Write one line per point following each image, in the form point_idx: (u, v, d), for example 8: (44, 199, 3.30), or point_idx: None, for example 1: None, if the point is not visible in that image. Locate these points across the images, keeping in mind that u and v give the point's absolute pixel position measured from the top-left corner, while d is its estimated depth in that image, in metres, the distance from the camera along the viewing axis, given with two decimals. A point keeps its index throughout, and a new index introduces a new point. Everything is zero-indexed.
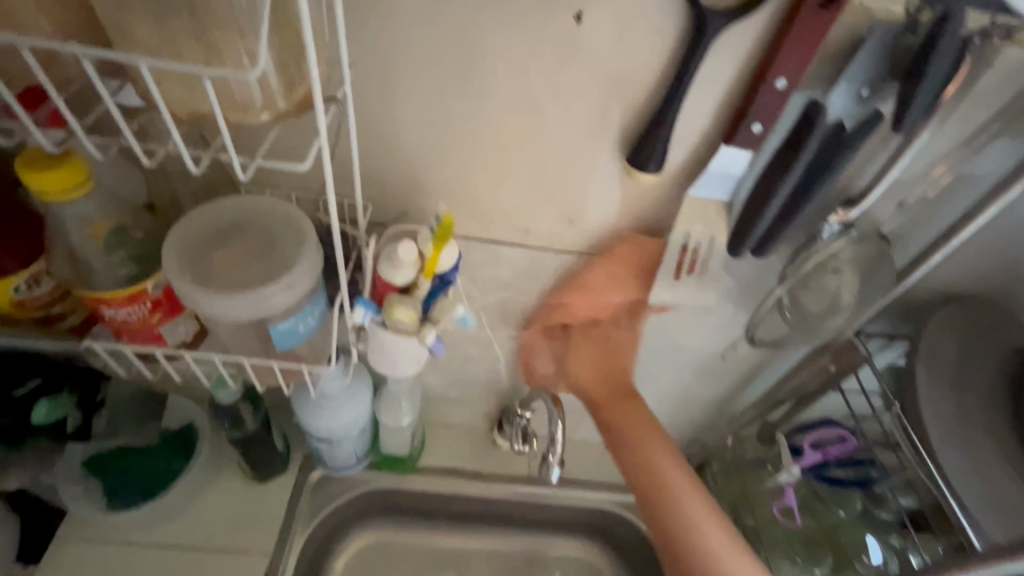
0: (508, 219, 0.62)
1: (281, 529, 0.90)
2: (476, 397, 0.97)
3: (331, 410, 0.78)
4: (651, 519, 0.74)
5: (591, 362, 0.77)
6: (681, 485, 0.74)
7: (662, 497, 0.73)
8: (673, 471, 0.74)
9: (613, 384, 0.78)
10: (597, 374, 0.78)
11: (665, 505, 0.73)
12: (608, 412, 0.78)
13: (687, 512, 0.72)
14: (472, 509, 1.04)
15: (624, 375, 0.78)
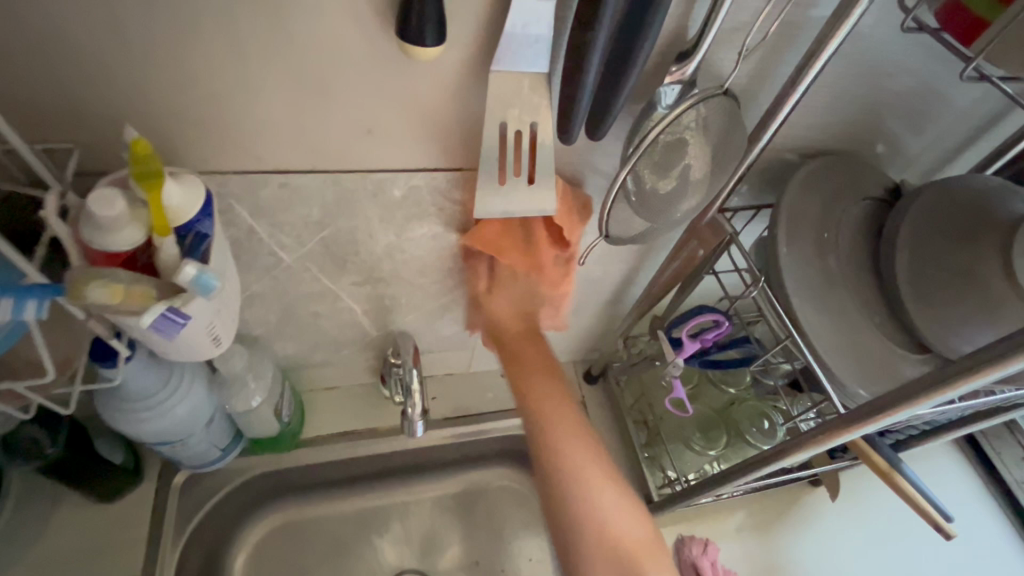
0: (293, 138, 0.49)
1: (149, 545, 0.78)
2: (349, 354, 0.86)
3: (149, 414, 0.64)
4: (532, 428, 0.71)
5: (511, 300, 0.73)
6: (549, 392, 0.73)
7: (546, 413, 0.71)
8: (561, 407, 0.72)
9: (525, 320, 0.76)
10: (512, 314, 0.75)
11: (549, 423, 0.71)
12: (518, 361, 0.74)
13: (569, 445, 0.69)
14: (377, 466, 0.98)
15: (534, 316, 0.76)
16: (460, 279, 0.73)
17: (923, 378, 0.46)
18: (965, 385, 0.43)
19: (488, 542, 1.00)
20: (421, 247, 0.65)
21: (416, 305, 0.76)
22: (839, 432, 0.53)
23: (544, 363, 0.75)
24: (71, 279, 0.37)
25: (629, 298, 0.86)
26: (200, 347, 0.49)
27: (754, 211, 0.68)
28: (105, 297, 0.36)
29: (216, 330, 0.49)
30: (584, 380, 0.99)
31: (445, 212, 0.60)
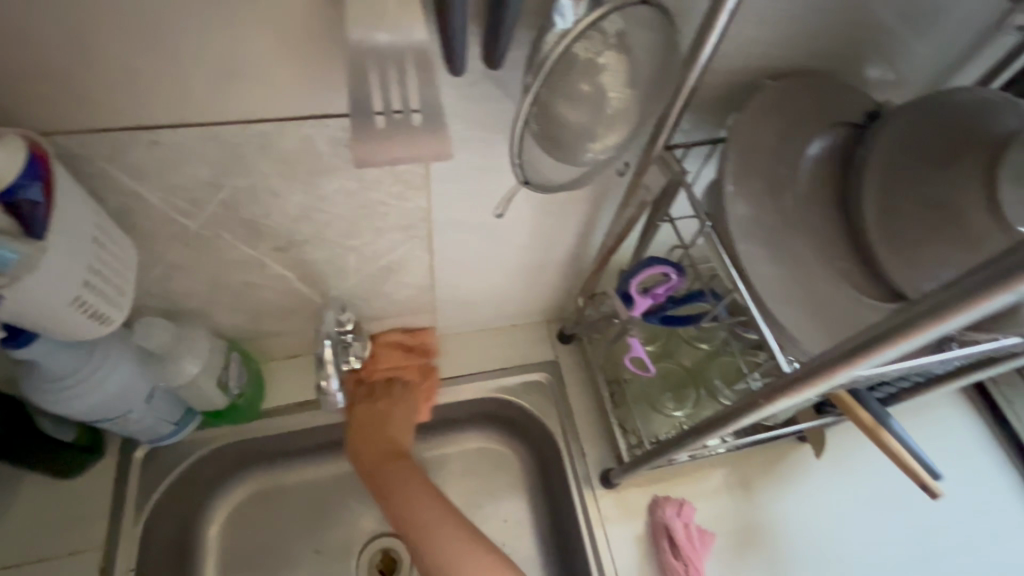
0: (149, 87, 0.43)
1: (113, 515, 0.78)
2: (300, 323, 0.83)
3: (80, 391, 0.62)
4: (415, 552, 0.74)
5: (367, 424, 0.83)
6: (419, 499, 0.77)
7: (418, 523, 0.75)
8: (427, 510, 0.76)
9: (377, 444, 0.83)
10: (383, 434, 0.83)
11: (429, 542, 0.74)
12: (380, 478, 0.80)
13: (454, 556, 0.72)
14: (344, 434, 0.96)
15: (388, 441, 0.83)
16: (395, 240, 0.68)
17: (860, 333, 0.40)
18: (900, 344, 0.37)
19: None
20: (339, 207, 0.60)
21: (355, 269, 0.72)
22: (781, 395, 0.48)
23: (405, 472, 0.80)
24: None
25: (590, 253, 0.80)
26: (86, 325, 0.46)
27: (712, 146, 0.60)
28: None
29: (96, 306, 0.45)
30: (558, 339, 0.95)
31: (351, 166, 0.54)
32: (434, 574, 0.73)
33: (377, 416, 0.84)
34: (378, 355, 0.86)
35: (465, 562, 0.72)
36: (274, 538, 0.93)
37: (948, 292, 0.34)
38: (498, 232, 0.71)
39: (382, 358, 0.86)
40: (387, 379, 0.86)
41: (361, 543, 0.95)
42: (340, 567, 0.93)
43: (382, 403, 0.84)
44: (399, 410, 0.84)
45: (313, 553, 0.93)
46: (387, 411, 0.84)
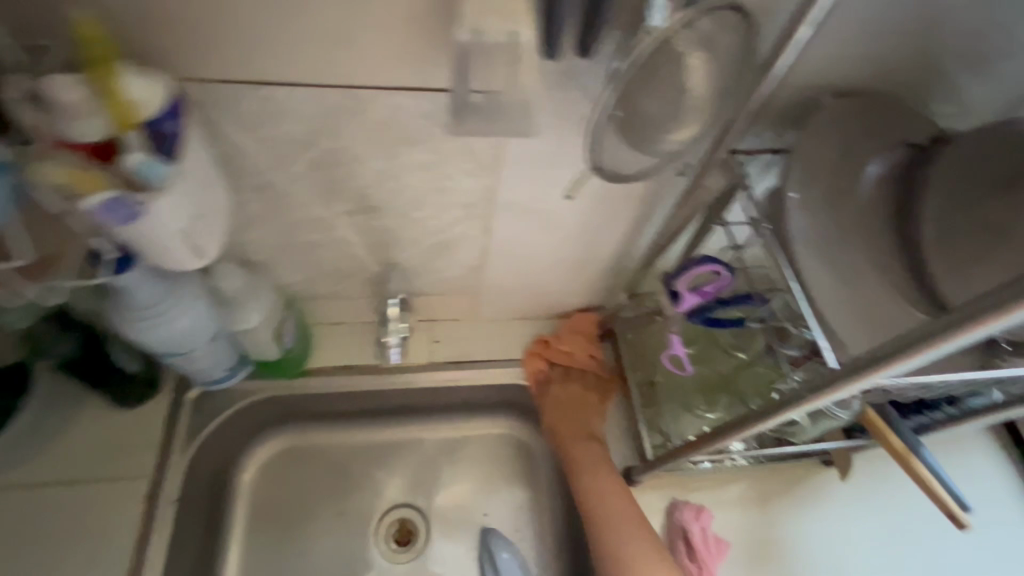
0: (269, 46, 0.47)
1: (162, 449, 0.84)
2: (352, 289, 0.87)
3: (160, 323, 0.67)
4: (592, 523, 0.82)
5: (564, 408, 0.91)
6: (607, 485, 0.83)
7: (602, 505, 0.82)
8: (613, 496, 0.82)
9: (573, 422, 0.89)
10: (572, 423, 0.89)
11: (608, 514, 0.81)
12: (573, 451, 0.87)
13: (627, 541, 0.79)
14: (379, 403, 1.00)
15: (585, 422, 0.90)
16: (457, 217, 0.72)
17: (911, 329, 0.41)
18: (957, 337, 0.38)
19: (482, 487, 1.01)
20: (413, 178, 0.64)
21: (414, 241, 0.76)
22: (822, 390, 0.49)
23: (596, 454, 0.86)
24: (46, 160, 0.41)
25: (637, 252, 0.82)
26: (181, 255, 0.50)
27: (774, 155, 0.62)
28: (66, 180, 0.40)
29: (197, 241, 0.50)
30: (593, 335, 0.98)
31: (433, 139, 0.58)
32: (608, 554, 0.79)
33: (560, 400, 0.91)
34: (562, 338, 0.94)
35: (639, 555, 0.77)
36: (301, 494, 0.97)
37: (1004, 289, 0.36)
38: (555, 221, 0.74)
39: (565, 341, 0.94)
40: (568, 368, 0.94)
41: (382, 509, 0.99)
42: (360, 530, 0.97)
43: (561, 392, 0.92)
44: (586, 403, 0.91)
45: (338, 514, 0.97)
46: (574, 402, 0.91)
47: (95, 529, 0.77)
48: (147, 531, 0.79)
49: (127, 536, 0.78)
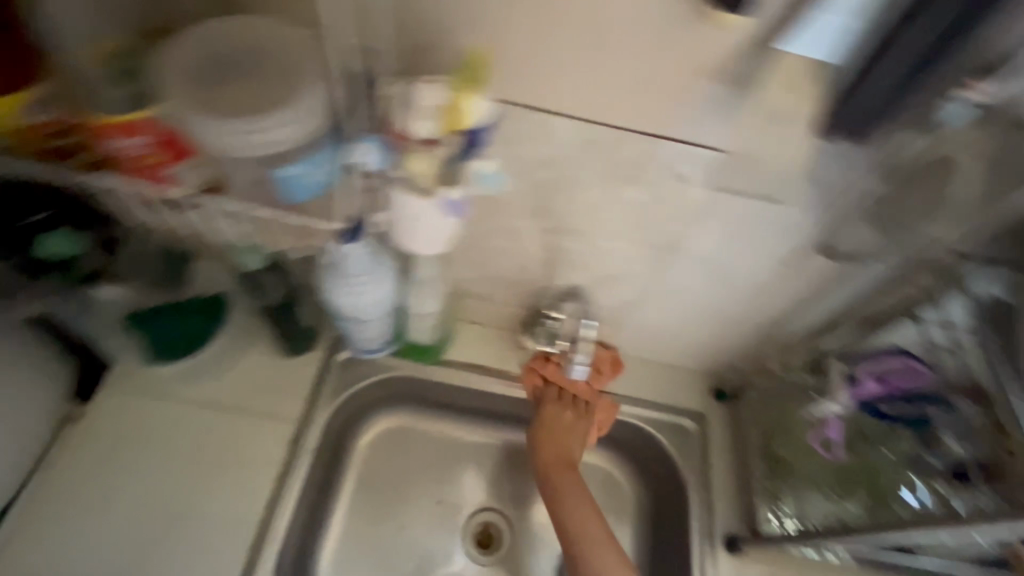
0: (563, 83, 0.53)
1: (309, 400, 0.92)
2: (505, 297, 0.93)
3: (357, 291, 0.76)
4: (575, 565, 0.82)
5: (550, 440, 0.91)
6: (586, 520, 0.84)
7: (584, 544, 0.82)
8: (598, 538, 0.83)
9: (559, 456, 0.90)
10: (556, 451, 0.91)
11: (585, 549, 0.82)
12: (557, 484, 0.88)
13: None
14: (491, 409, 1.06)
15: (566, 455, 0.90)
16: (638, 255, 0.76)
17: None
18: None
19: None
20: (619, 213, 0.69)
21: (586, 268, 0.80)
22: None
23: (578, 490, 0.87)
24: (387, 145, 0.48)
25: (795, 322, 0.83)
26: (432, 244, 0.57)
27: (1007, 271, 0.59)
28: (421, 170, 0.48)
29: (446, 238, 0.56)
30: (712, 395, 1.01)
31: (661, 184, 0.62)
32: None
33: (562, 423, 0.92)
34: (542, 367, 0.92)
35: None
36: (405, 474, 1.03)
37: None
38: (730, 277, 0.76)
39: (559, 365, 0.93)
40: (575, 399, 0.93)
41: (470, 509, 1.03)
42: (449, 524, 1.02)
43: (558, 415, 0.91)
44: (572, 431, 0.91)
45: (436, 503, 1.02)
46: (544, 425, 0.92)
47: (242, 458, 0.86)
48: (284, 473, 0.86)
49: (268, 472, 0.85)
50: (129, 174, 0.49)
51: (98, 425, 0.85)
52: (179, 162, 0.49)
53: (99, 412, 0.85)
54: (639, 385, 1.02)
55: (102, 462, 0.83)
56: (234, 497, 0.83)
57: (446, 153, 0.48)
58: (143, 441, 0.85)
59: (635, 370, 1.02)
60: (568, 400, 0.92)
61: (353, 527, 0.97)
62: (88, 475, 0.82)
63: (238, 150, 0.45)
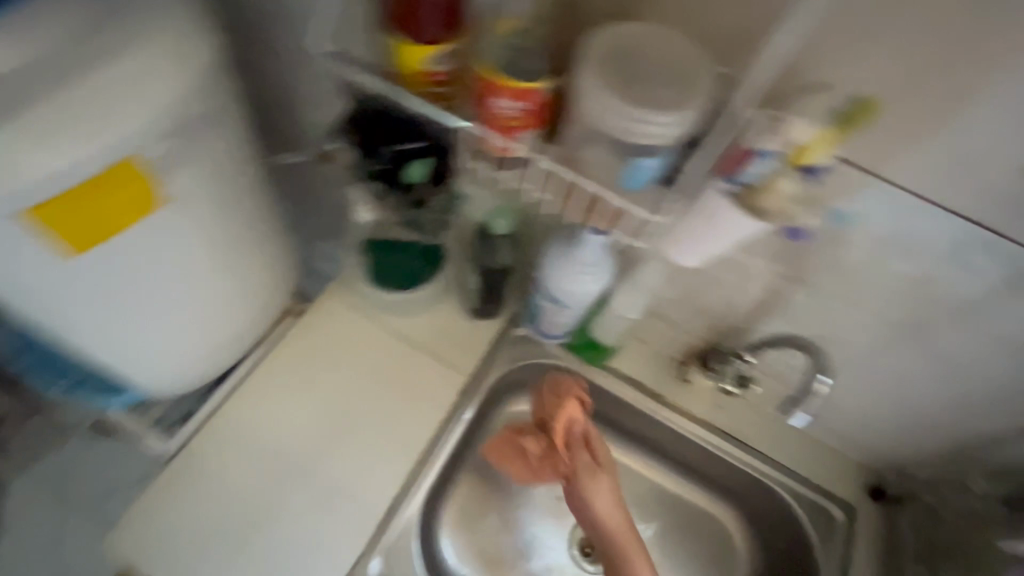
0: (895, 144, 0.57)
1: (484, 361, 1.00)
2: (692, 327, 0.95)
3: (581, 277, 0.82)
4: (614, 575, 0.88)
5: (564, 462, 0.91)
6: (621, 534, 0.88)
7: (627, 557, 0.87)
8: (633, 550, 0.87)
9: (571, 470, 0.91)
10: (599, 513, 0.88)
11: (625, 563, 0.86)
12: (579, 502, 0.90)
13: None
14: (629, 427, 1.08)
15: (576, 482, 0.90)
16: (863, 324, 0.77)
17: None
18: None
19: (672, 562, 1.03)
20: (870, 281, 0.70)
21: (799, 323, 0.81)
22: None
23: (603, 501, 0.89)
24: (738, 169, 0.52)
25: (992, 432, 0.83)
26: (694, 254, 0.62)
27: None
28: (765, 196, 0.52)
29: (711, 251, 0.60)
30: (867, 490, 0.97)
31: (936, 264, 0.65)
32: None
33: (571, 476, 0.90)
34: (545, 402, 0.92)
35: None
36: None
37: None
38: (952, 367, 0.77)
39: (553, 413, 0.91)
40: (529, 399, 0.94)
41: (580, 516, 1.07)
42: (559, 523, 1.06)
43: (579, 476, 0.89)
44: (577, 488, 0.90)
45: (552, 499, 1.07)
46: (574, 485, 0.90)
47: (419, 392, 0.95)
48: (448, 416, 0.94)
49: (438, 411, 0.94)
50: (489, 126, 0.57)
51: (314, 324, 0.98)
52: (531, 124, 0.56)
53: (317, 314, 0.99)
54: (791, 453, 1.00)
55: (311, 353, 0.95)
56: (405, 422, 0.92)
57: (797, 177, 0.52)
58: (345, 350, 0.97)
59: (790, 437, 1.01)
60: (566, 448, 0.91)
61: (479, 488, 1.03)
62: (300, 360, 0.95)
63: (616, 131, 0.50)
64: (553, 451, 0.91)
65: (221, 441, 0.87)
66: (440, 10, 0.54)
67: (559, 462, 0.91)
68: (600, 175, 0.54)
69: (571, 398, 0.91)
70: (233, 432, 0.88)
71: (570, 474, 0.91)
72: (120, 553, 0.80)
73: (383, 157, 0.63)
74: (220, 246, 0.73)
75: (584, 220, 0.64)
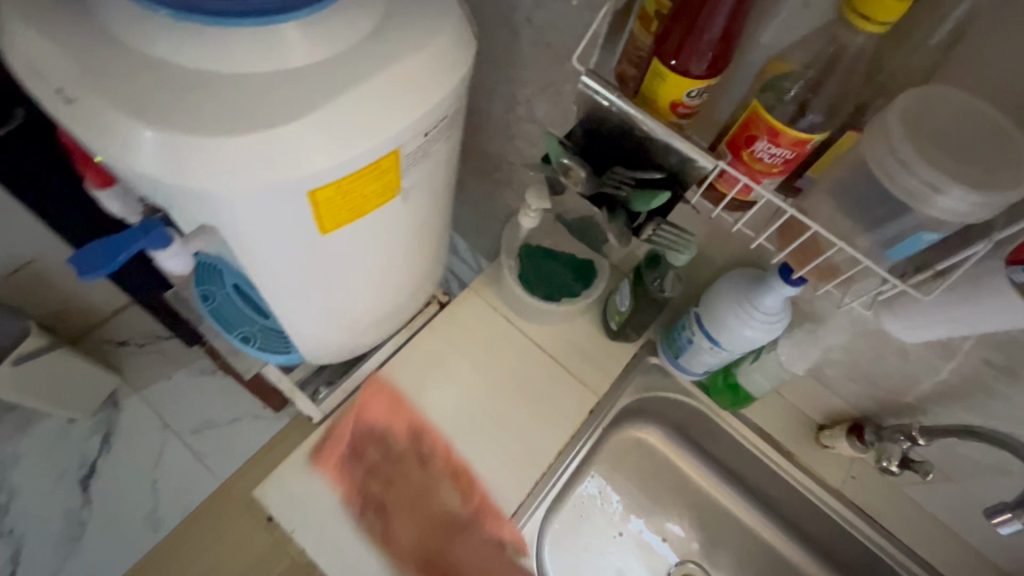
0: None
1: (615, 384, 0.99)
2: (848, 392, 0.90)
3: (753, 325, 0.78)
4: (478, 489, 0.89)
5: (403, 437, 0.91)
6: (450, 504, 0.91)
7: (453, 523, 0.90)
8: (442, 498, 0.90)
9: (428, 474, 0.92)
10: (414, 541, 0.88)
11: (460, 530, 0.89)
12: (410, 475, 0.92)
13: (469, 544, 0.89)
14: (745, 476, 1.05)
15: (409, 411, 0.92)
16: None
17: None
18: None
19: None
20: None
21: (988, 416, 0.75)
22: None
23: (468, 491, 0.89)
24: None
25: None
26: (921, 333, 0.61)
27: None
28: None
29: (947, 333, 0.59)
30: None
31: None
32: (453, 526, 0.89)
33: (410, 492, 0.92)
34: (365, 412, 0.91)
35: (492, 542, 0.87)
36: (639, 485, 1.08)
37: None
38: None
39: (369, 411, 0.91)
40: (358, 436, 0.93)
41: (678, 556, 1.05)
42: (657, 558, 1.04)
43: (382, 484, 0.90)
44: (429, 485, 0.92)
45: (652, 529, 1.06)
46: (401, 473, 0.92)
47: (549, 403, 0.95)
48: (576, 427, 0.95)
49: (566, 426, 0.94)
50: (734, 165, 0.55)
51: (458, 316, 1.00)
52: (778, 173, 0.54)
53: (462, 307, 1.00)
54: (928, 544, 0.93)
55: (452, 345, 0.97)
56: (534, 431, 0.93)
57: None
58: (483, 347, 0.98)
59: (927, 526, 0.94)
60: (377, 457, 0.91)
61: (584, 506, 1.04)
62: (440, 348, 0.97)
63: (902, 192, 0.47)
64: (493, 511, 0.87)
65: (364, 416, 0.90)
66: (716, 46, 0.53)
67: (386, 501, 0.90)
68: (847, 241, 0.53)
69: (387, 388, 0.92)
70: (377, 409, 0.92)
71: (375, 479, 0.90)
72: (268, 505, 0.85)
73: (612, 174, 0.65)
74: (415, 236, 0.76)
75: (801, 271, 0.62)
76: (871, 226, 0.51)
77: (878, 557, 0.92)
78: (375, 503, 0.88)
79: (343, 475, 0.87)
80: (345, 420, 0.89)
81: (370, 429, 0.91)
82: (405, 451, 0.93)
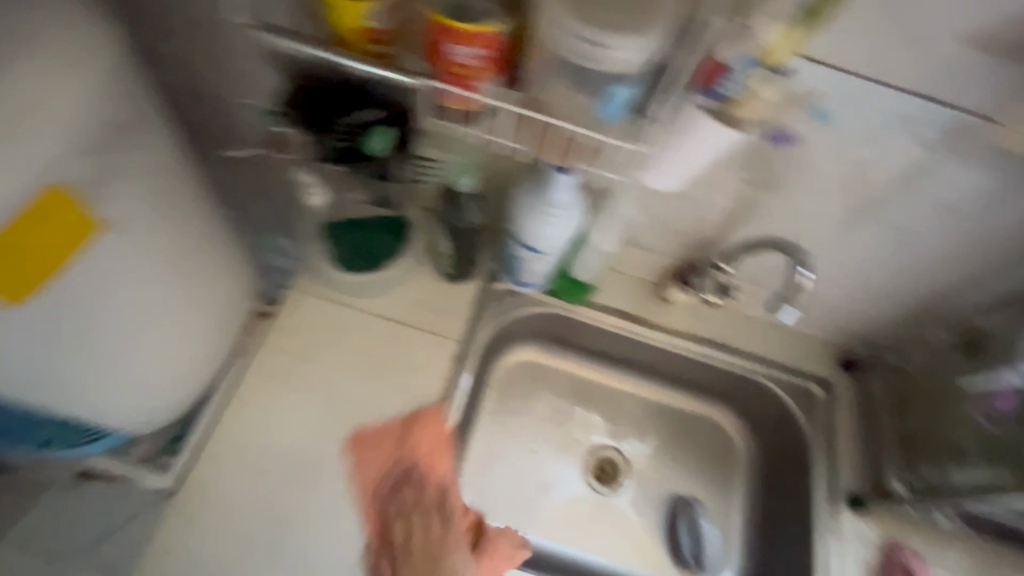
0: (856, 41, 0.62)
1: (471, 323, 0.98)
2: (667, 247, 0.98)
3: (553, 220, 0.80)
4: None
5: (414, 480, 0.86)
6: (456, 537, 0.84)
7: None
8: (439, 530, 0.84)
9: (430, 501, 0.86)
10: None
11: None
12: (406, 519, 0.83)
13: None
14: (619, 353, 1.14)
15: (423, 460, 0.87)
16: (827, 212, 0.82)
17: None
18: None
19: (675, 461, 1.12)
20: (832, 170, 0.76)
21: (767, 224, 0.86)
22: None
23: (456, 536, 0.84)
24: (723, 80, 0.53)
25: (946, 293, 0.91)
26: (670, 177, 0.65)
27: None
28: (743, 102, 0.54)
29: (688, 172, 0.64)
30: (839, 364, 1.05)
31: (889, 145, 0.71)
32: None
33: (426, 526, 0.84)
34: (416, 442, 0.87)
35: None
36: (535, 401, 1.13)
37: None
38: (903, 240, 0.84)
39: (281, 363, 0.90)
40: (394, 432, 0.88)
41: (590, 444, 1.12)
42: (572, 456, 1.11)
43: (404, 514, 0.84)
44: (441, 558, 0.82)
45: (560, 434, 1.12)
46: (417, 506, 0.85)
47: (413, 368, 0.93)
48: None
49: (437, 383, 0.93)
50: (442, 78, 0.53)
51: (287, 321, 0.93)
52: (493, 71, 0.53)
53: (288, 310, 0.93)
54: (771, 346, 1.06)
55: (293, 352, 0.91)
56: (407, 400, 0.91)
57: (769, 73, 0.54)
58: (326, 342, 0.92)
59: (768, 332, 1.07)
60: (411, 491, 0.85)
61: (490, 442, 1.07)
62: (281, 360, 0.90)
63: (580, 52, 0.48)
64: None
65: (224, 462, 0.83)
66: None
67: (393, 525, 0.83)
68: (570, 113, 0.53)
69: (421, 418, 0.88)
70: (236, 453, 0.84)
71: (399, 496, 0.85)
72: None
73: (343, 129, 0.60)
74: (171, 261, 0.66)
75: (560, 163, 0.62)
76: (582, 87, 0.51)
77: (732, 371, 1.07)
78: (387, 538, 0.82)
79: (376, 511, 0.83)
80: (362, 471, 0.85)
81: (402, 473, 0.86)
82: (433, 508, 0.86)
